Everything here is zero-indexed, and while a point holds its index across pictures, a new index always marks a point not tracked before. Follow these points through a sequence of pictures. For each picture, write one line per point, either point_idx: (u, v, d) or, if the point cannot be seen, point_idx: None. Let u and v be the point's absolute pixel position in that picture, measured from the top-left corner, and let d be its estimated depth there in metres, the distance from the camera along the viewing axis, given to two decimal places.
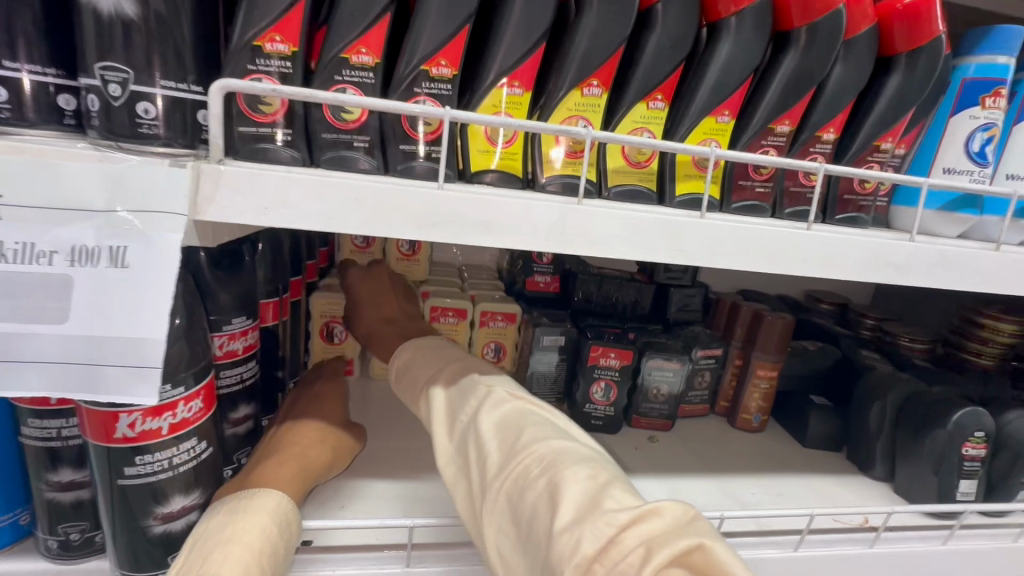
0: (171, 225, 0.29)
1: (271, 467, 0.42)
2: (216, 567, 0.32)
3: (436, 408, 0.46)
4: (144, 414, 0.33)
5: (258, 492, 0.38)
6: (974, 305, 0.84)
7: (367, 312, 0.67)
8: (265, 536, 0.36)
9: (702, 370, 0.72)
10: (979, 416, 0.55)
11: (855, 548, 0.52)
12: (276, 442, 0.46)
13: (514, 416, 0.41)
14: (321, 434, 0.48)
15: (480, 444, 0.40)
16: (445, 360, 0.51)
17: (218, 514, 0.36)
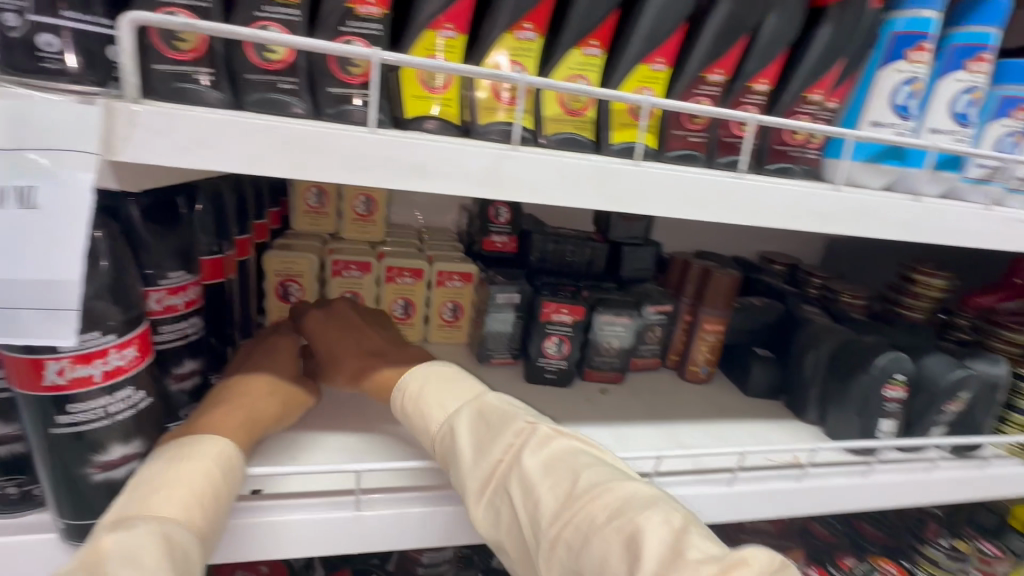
0: (82, 163, 0.28)
1: (220, 417, 0.42)
2: (155, 506, 0.33)
3: (463, 446, 0.42)
4: (72, 361, 0.33)
5: (201, 439, 0.38)
6: (909, 262, 0.88)
7: (343, 353, 0.56)
8: (207, 478, 0.36)
9: (653, 325, 0.75)
10: (899, 360, 0.60)
11: (783, 483, 0.56)
12: (225, 394, 0.45)
13: (561, 460, 0.39)
14: (271, 386, 0.48)
15: (529, 491, 0.38)
16: (466, 392, 0.47)
17: (160, 459, 0.37)
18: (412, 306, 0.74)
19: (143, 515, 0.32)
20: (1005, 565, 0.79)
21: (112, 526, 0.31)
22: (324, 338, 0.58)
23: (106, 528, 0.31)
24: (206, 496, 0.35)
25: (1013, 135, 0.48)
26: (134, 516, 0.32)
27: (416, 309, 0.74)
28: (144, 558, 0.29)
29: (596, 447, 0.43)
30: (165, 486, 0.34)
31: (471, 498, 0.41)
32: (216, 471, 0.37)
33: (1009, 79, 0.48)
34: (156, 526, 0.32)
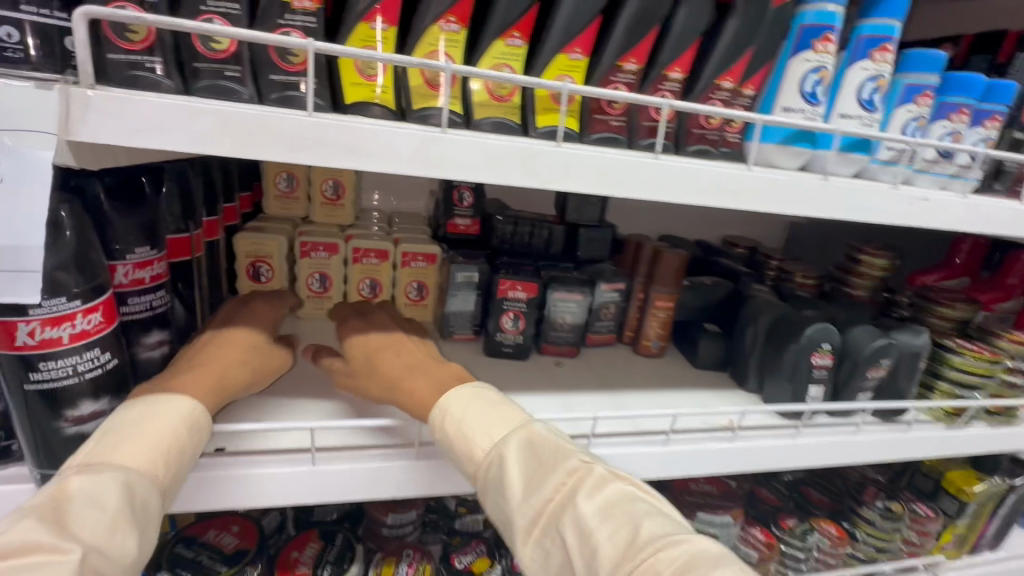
0: (43, 143, 0.32)
1: (194, 376, 0.46)
2: (120, 456, 0.37)
3: (512, 477, 0.43)
4: (42, 324, 0.37)
5: (172, 397, 0.42)
6: (856, 244, 0.93)
7: (381, 357, 0.54)
8: (172, 436, 0.40)
9: (607, 303, 0.79)
10: (827, 331, 0.65)
11: (716, 443, 0.60)
12: (204, 356, 0.49)
13: (617, 505, 0.40)
14: (243, 353, 0.51)
15: (586, 538, 0.38)
16: (516, 418, 0.48)
17: (129, 412, 0.40)
18: (378, 286, 0.77)
19: (108, 462, 0.36)
20: (936, 524, 0.85)
21: (79, 469, 0.36)
22: (360, 344, 0.56)
23: (73, 470, 0.36)
24: (170, 452, 0.39)
25: (917, 119, 0.53)
26: (100, 462, 0.36)
27: (383, 289, 0.78)
28: (106, 501, 0.34)
29: (649, 491, 0.43)
30: (133, 438, 0.38)
31: (520, 533, 0.42)
32: (182, 428, 0.41)
33: (913, 68, 0.52)
34: (119, 474, 0.36)
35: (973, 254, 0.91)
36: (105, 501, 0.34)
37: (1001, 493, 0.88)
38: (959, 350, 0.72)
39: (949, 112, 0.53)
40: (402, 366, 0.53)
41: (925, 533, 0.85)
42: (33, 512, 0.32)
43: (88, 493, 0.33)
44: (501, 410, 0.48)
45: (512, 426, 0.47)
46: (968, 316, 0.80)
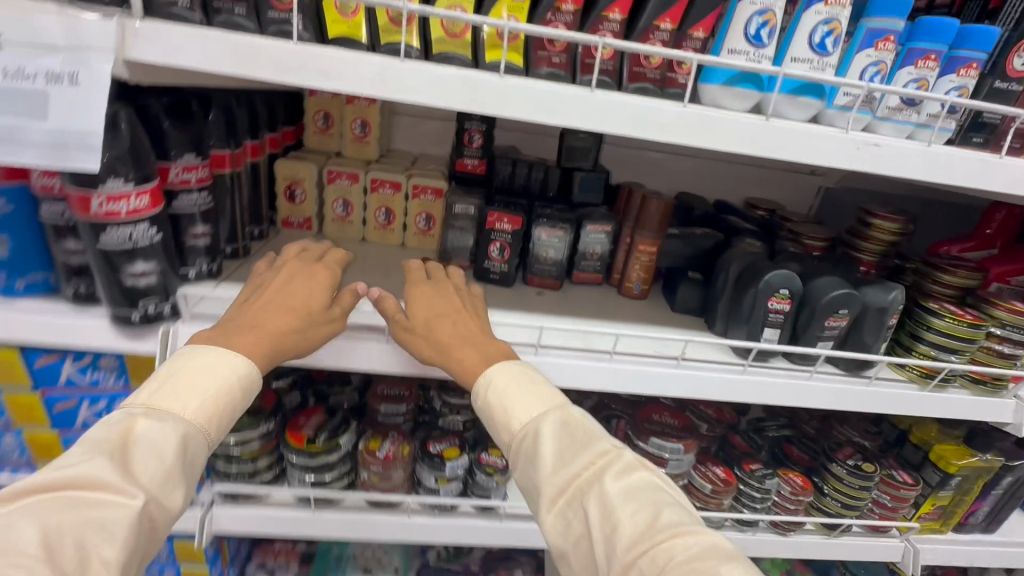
0: (104, 59, 0.44)
1: (253, 339, 0.54)
2: (181, 407, 0.48)
3: (546, 454, 0.52)
4: (107, 198, 0.50)
5: (231, 361, 0.52)
6: (872, 207, 0.91)
7: (439, 326, 0.62)
8: (223, 397, 0.51)
9: (594, 244, 0.84)
10: (786, 277, 0.68)
11: (659, 367, 0.67)
12: (266, 317, 0.56)
13: (639, 490, 0.48)
14: (296, 318, 0.57)
15: (608, 515, 0.46)
16: (552, 401, 0.56)
17: (192, 365, 0.51)
18: (392, 215, 0.89)
19: (173, 413, 0.48)
20: (915, 492, 0.85)
21: (148, 414, 0.46)
22: (425, 308, 0.63)
23: (142, 410, 0.47)
24: (220, 411, 0.50)
25: (877, 64, 0.54)
26: (164, 410, 0.48)
27: (396, 218, 0.89)
28: (165, 450, 0.45)
29: (668, 484, 0.51)
30: (192, 395, 0.49)
31: (548, 501, 0.50)
32: (232, 388, 0.51)
33: (879, 12, 0.52)
34: (179, 428, 0.47)
35: (1006, 225, 0.85)
36: (163, 453, 0.44)
37: (994, 471, 0.86)
38: (940, 312, 0.72)
39: (917, 58, 0.54)
40: (457, 336, 0.61)
41: (900, 499, 0.86)
42: (108, 451, 0.42)
43: (152, 443, 0.44)
44: (541, 390, 0.57)
45: (548, 405, 0.56)
46: (970, 284, 0.77)
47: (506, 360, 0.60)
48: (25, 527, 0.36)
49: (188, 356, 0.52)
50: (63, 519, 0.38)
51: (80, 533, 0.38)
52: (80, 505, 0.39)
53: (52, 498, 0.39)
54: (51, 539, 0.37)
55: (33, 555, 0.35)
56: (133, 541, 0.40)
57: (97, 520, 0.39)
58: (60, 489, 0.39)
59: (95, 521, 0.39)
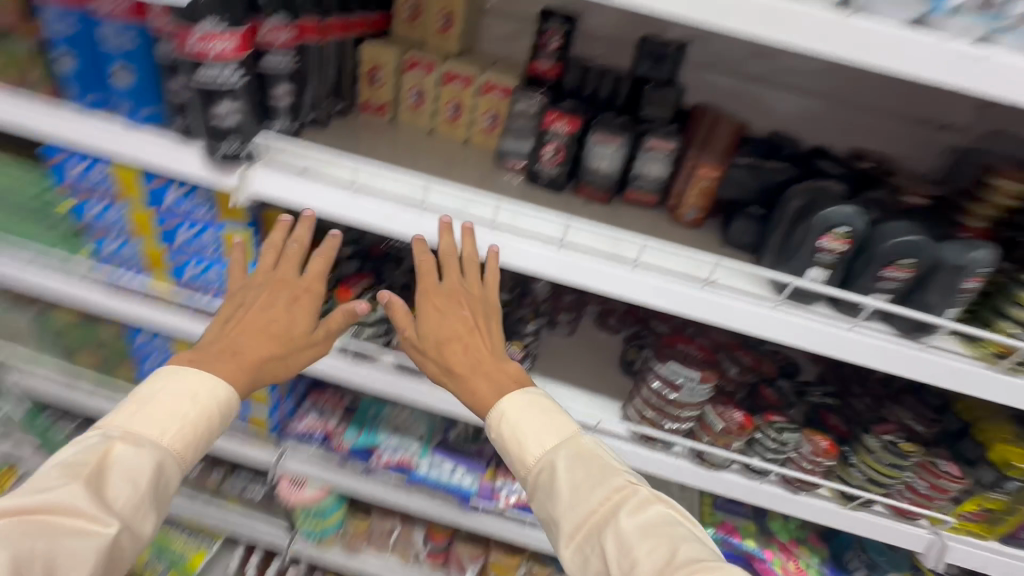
0: None
1: (235, 364, 0.69)
2: (159, 435, 0.62)
3: (563, 487, 0.65)
4: (204, 36, 0.58)
5: (205, 383, 0.66)
6: (1002, 165, 0.77)
7: (451, 350, 0.74)
8: (201, 420, 0.65)
9: (651, 162, 0.81)
10: (850, 214, 0.61)
11: (682, 284, 0.66)
12: (251, 344, 0.70)
13: (656, 524, 0.61)
14: (282, 339, 0.72)
15: (627, 552, 0.59)
16: (563, 431, 0.70)
17: (173, 393, 0.64)
18: (460, 110, 0.92)
19: (150, 439, 0.61)
20: (958, 487, 0.78)
21: (127, 439, 0.60)
22: (436, 330, 0.74)
23: (119, 435, 0.60)
24: (194, 434, 0.64)
25: None
26: (139, 435, 0.61)
27: (463, 114, 0.92)
28: (139, 477, 0.58)
29: (683, 515, 0.65)
30: (172, 423, 0.63)
31: (569, 535, 0.64)
32: (209, 413, 0.65)
33: None
34: (154, 456, 0.60)
35: None
36: (135, 480, 0.58)
37: None
38: None
39: None
40: (468, 364, 0.74)
41: (938, 489, 0.79)
42: (81, 481, 0.55)
43: (126, 469, 0.58)
44: (558, 421, 0.71)
45: (560, 439, 0.69)
46: None
47: (518, 391, 0.72)
48: (1, 549, 0.49)
49: (166, 379, 0.65)
50: (36, 542, 0.51)
51: (51, 555, 0.52)
52: (55, 531, 0.52)
53: (27, 522, 0.52)
54: (22, 559, 0.50)
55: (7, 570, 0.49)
56: (98, 559, 0.54)
57: (68, 544, 0.53)
58: (34, 515, 0.52)
59: (71, 547, 0.53)
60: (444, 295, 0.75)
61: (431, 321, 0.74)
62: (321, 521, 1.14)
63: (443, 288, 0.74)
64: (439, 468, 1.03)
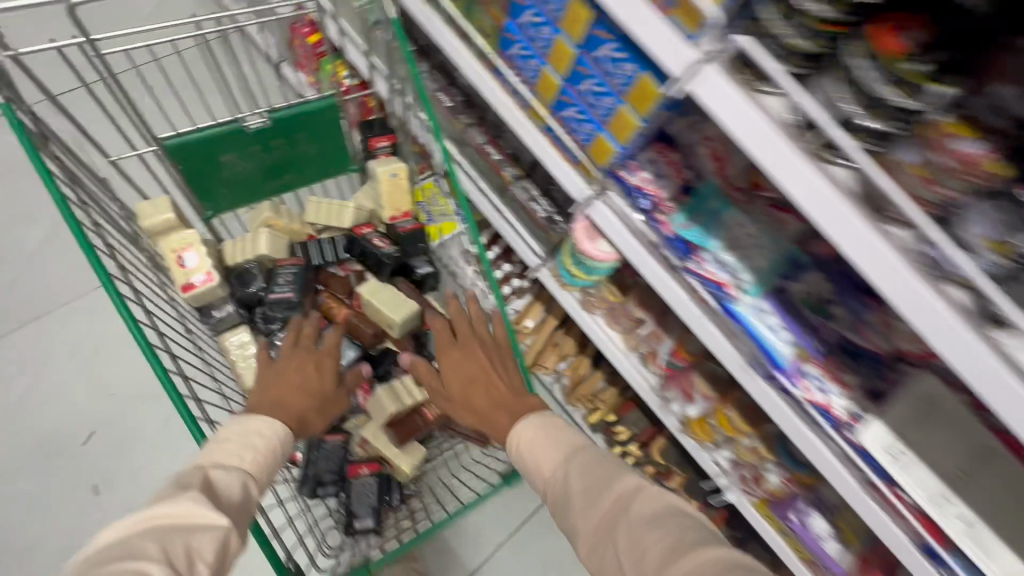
0: None
1: (280, 409, 0.81)
2: (242, 460, 0.73)
3: (574, 490, 0.76)
4: None
5: (256, 420, 0.78)
6: None
7: (476, 391, 0.90)
8: (269, 452, 0.76)
9: None
10: None
11: None
12: (295, 402, 0.84)
13: (662, 518, 0.68)
14: (299, 386, 0.85)
15: (637, 543, 0.66)
16: (566, 444, 0.82)
17: (241, 430, 0.76)
18: None
19: (233, 465, 0.71)
20: None
21: (215, 466, 0.70)
22: (458, 372, 0.92)
23: (208, 466, 0.70)
24: (265, 458, 0.75)
25: None
26: (225, 464, 0.71)
27: None
28: (235, 490, 0.69)
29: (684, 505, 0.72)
30: (247, 452, 0.73)
31: (582, 538, 0.72)
32: (272, 442, 0.76)
33: None
34: (241, 474, 0.71)
35: None
36: (230, 495, 0.68)
37: None
38: None
39: None
40: (490, 402, 0.89)
41: None
42: (196, 491, 0.65)
43: (224, 489, 0.68)
44: (567, 439, 0.83)
45: (569, 453, 0.81)
46: None
47: (527, 419, 0.86)
48: (148, 543, 0.58)
49: (235, 425, 0.77)
50: (170, 538, 0.59)
51: (185, 544, 0.59)
52: (182, 529, 0.60)
53: (155, 525, 0.60)
54: (166, 548, 0.58)
55: (157, 556, 0.57)
56: (220, 549, 0.63)
57: (197, 540, 0.61)
58: (162, 518, 0.60)
59: (199, 538, 0.61)
60: (467, 332, 0.96)
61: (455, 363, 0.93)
62: (583, 272, 1.06)
63: (459, 334, 0.96)
64: (759, 318, 0.80)
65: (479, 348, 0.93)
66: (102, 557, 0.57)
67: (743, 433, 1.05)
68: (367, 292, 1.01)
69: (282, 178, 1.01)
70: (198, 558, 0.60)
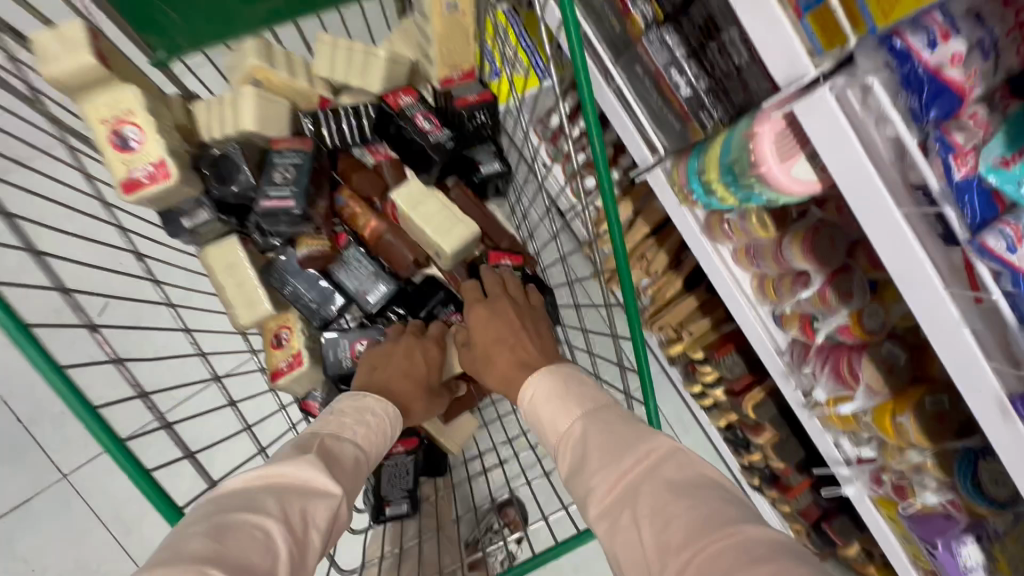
0: None
1: (393, 388, 0.62)
2: (356, 432, 0.54)
3: (588, 449, 0.51)
4: None
5: (367, 395, 0.59)
6: None
7: (498, 356, 0.63)
8: (384, 434, 0.57)
9: None
10: None
11: None
12: (404, 397, 0.62)
13: (702, 487, 0.44)
14: (408, 372, 0.64)
15: (660, 510, 0.43)
16: (582, 398, 0.56)
17: (356, 405, 0.57)
18: None
19: (349, 439, 0.53)
20: None
21: (330, 433, 0.52)
22: (482, 331, 0.64)
23: (324, 435, 0.52)
24: (380, 439, 0.56)
25: None
26: (340, 435, 0.53)
27: None
28: (345, 455, 0.51)
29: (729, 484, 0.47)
30: (361, 428, 0.55)
31: (590, 505, 0.48)
32: (386, 421, 0.58)
33: None
34: (355, 447, 0.53)
35: None
36: (346, 470, 0.50)
37: None
38: None
39: None
40: (512, 363, 0.61)
41: None
42: (313, 456, 0.48)
43: (338, 457, 0.50)
44: (592, 395, 0.57)
45: (593, 407, 0.55)
46: None
47: (547, 368, 0.59)
48: (267, 500, 0.42)
49: (347, 399, 0.58)
50: (289, 498, 0.43)
51: (302, 508, 0.44)
52: (304, 493, 0.45)
53: (275, 481, 0.44)
54: (289, 509, 0.43)
55: (278, 516, 0.42)
56: (332, 526, 0.46)
57: (313, 508, 0.45)
58: (284, 476, 0.45)
59: (312, 504, 0.45)
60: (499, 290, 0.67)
61: (479, 320, 0.65)
62: (734, 194, 0.67)
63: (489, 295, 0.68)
64: None
65: (511, 310, 0.65)
66: (209, 509, 0.41)
67: (909, 444, 0.75)
68: (404, 204, 0.68)
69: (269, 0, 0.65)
70: (312, 530, 0.44)
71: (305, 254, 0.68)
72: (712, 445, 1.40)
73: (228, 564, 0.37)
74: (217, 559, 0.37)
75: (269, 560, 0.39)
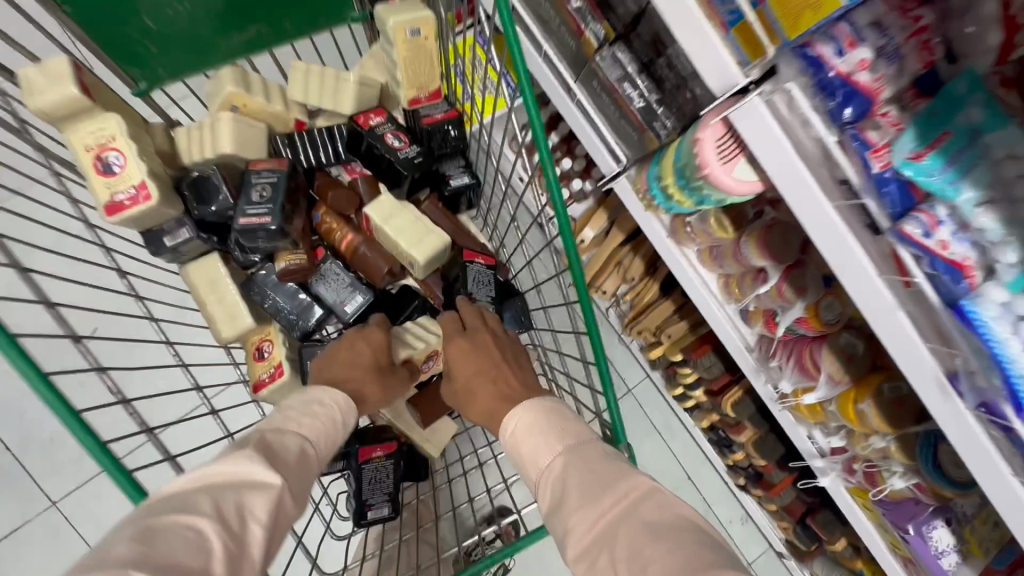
0: None
1: (339, 376, 0.64)
2: (302, 424, 0.56)
3: (569, 487, 0.53)
4: None
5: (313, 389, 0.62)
6: None
7: (482, 389, 0.65)
8: (333, 423, 0.59)
9: None
10: None
11: None
12: (354, 385, 0.65)
13: (679, 530, 0.46)
14: (352, 358, 0.66)
15: (638, 553, 0.45)
16: (566, 431, 0.59)
17: (306, 400, 0.60)
18: None
19: (291, 430, 0.55)
20: None
21: (272, 428, 0.54)
22: (463, 365, 0.67)
23: (267, 430, 0.53)
24: (330, 428, 0.58)
25: None
26: (284, 429, 0.54)
27: None
28: (289, 450, 0.53)
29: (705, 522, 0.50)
30: (308, 419, 0.57)
31: (569, 544, 0.50)
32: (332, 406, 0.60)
33: None
34: (300, 438, 0.54)
35: None
36: (289, 462, 0.52)
37: None
38: None
39: None
40: (495, 396, 0.64)
41: None
42: (252, 450, 0.50)
43: (281, 451, 0.52)
44: (572, 427, 0.60)
45: (572, 442, 0.58)
46: None
47: (530, 401, 0.62)
48: (200, 500, 0.44)
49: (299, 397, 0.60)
50: (224, 495, 0.45)
51: (238, 504, 0.45)
52: (242, 488, 0.47)
53: (213, 481, 0.46)
54: (223, 507, 0.44)
55: (210, 514, 0.43)
56: (276, 517, 0.48)
57: (252, 501, 0.46)
58: (220, 474, 0.47)
59: (248, 502, 0.46)
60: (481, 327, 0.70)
61: (460, 351, 0.68)
62: (689, 199, 0.71)
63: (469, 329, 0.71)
64: (1010, 328, 0.47)
65: (489, 342, 0.69)
66: (143, 513, 0.43)
67: (874, 430, 0.78)
68: (378, 217, 0.72)
69: (246, 31, 0.68)
70: (252, 521, 0.46)
71: (283, 268, 0.71)
72: (700, 449, 1.44)
73: (153, 564, 0.38)
74: (142, 562, 0.38)
75: (201, 559, 0.41)
